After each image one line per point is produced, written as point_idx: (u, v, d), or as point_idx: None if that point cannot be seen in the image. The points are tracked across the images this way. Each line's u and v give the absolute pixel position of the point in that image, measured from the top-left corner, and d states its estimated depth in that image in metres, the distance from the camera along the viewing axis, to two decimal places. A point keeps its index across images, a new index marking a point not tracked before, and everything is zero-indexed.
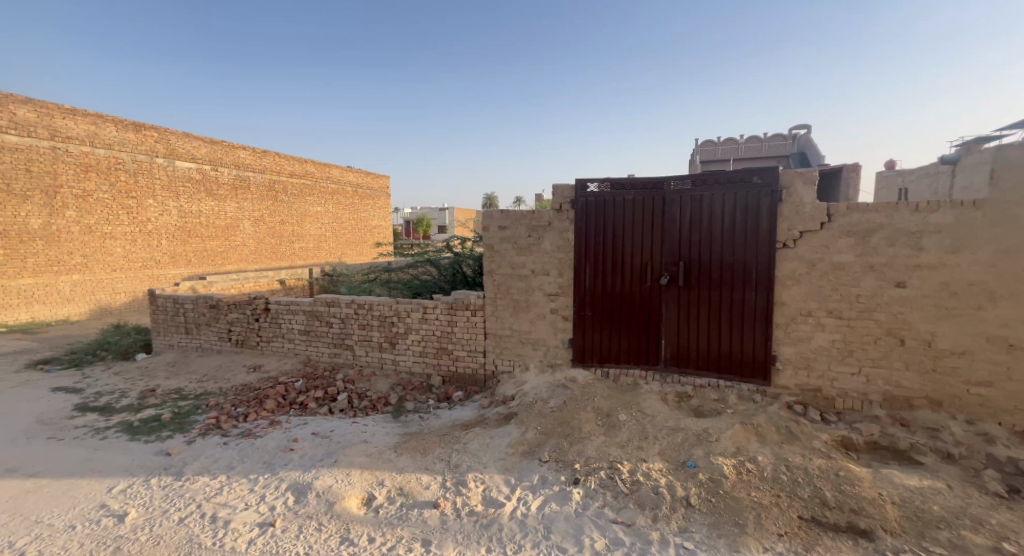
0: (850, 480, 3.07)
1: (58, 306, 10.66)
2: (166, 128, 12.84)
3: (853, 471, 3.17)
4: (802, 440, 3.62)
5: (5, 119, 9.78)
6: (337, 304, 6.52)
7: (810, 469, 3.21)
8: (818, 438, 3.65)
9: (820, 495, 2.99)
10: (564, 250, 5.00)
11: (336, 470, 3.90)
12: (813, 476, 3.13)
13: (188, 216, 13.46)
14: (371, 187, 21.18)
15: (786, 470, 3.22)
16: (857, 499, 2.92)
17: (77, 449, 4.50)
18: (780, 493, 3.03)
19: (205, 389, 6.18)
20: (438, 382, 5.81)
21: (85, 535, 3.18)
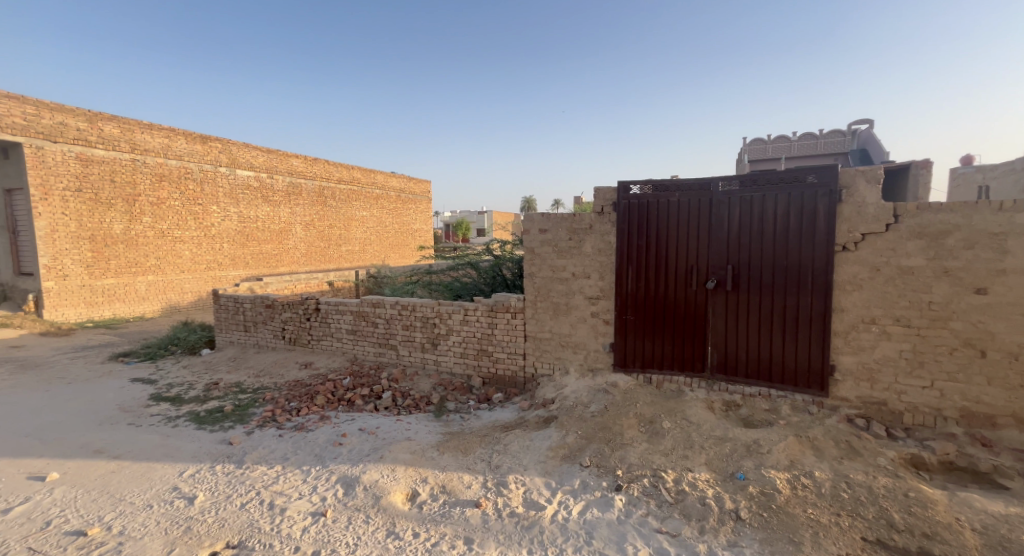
0: (922, 502, 2.89)
1: (136, 303, 11.59)
2: (229, 140, 13.70)
3: (925, 492, 2.98)
4: (865, 456, 3.43)
5: (94, 135, 10.76)
6: (382, 305, 6.75)
7: (875, 488, 3.04)
8: (883, 455, 3.45)
9: (887, 516, 2.83)
10: (606, 253, 4.97)
11: (382, 466, 4.04)
12: (879, 496, 2.97)
13: (247, 221, 14.28)
14: (414, 192, 21.72)
15: (848, 488, 3.06)
16: (930, 523, 2.74)
17: (151, 435, 4.88)
18: (841, 512, 2.89)
19: (262, 383, 6.55)
20: (478, 384, 5.90)
21: (160, 514, 3.45)
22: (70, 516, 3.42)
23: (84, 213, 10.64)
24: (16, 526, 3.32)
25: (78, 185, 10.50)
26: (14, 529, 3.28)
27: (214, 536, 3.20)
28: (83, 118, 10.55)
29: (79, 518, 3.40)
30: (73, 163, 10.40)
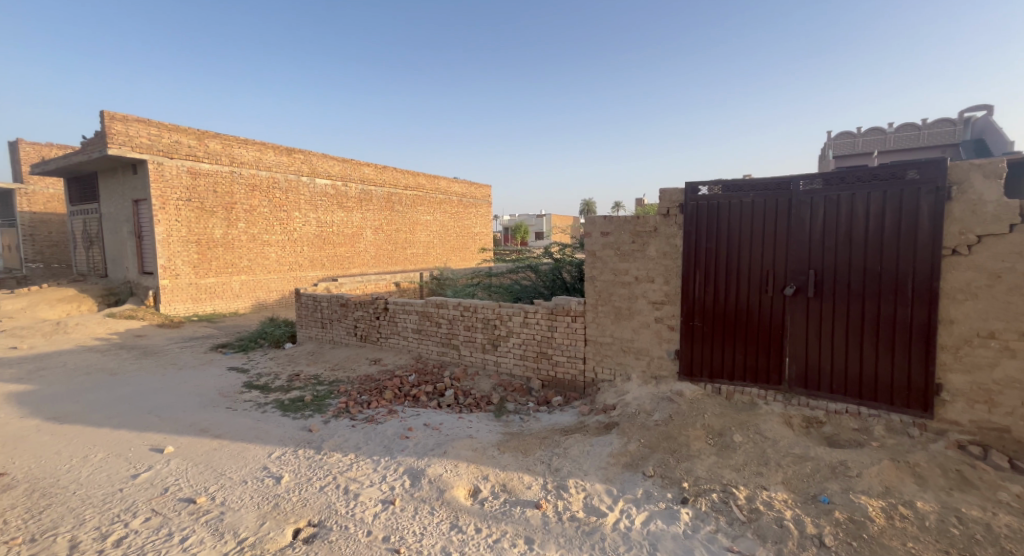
0: None
1: (231, 300, 12.81)
2: (310, 151, 14.76)
3: None
4: (981, 490, 3.09)
5: (201, 151, 12.06)
6: (445, 306, 7.01)
7: (993, 527, 2.74)
8: (1004, 490, 3.09)
9: None
10: (671, 256, 4.86)
11: (446, 461, 4.21)
12: (997, 536, 2.68)
13: (324, 226, 15.29)
14: (475, 197, 22.21)
15: (958, 524, 2.79)
16: None
17: (244, 418, 5.41)
18: (948, 549, 2.64)
19: (337, 377, 7.02)
20: (537, 386, 5.97)
21: (254, 489, 3.83)
22: (182, 485, 3.89)
23: (192, 220, 11.94)
24: (140, 490, 3.82)
25: (188, 196, 11.82)
26: (140, 493, 3.78)
27: (299, 514, 3.50)
28: (193, 136, 11.89)
29: (190, 487, 3.85)
30: (184, 176, 11.74)
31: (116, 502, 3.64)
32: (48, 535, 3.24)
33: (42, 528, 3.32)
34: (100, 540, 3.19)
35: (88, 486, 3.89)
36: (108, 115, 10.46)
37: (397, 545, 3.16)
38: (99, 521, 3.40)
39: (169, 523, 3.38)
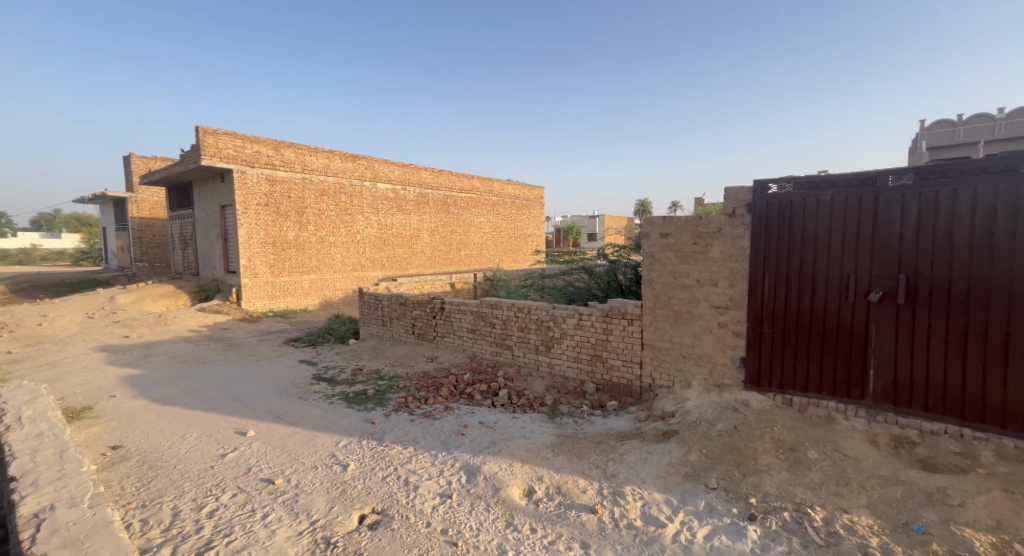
0: None
1: (302, 298, 13.65)
2: (373, 157, 15.39)
3: None
4: None
5: (278, 159, 12.94)
6: (500, 307, 7.06)
7: None
8: None
9: None
10: (736, 259, 4.62)
11: (500, 459, 4.24)
12: None
13: (385, 229, 15.89)
14: (529, 199, 22.19)
15: None
16: None
17: (314, 408, 5.73)
18: None
19: (396, 372, 7.28)
20: (591, 390, 5.86)
21: (323, 475, 4.05)
22: (263, 466, 4.18)
23: (268, 223, 12.83)
24: (227, 468, 4.15)
25: (266, 201, 12.73)
26: (227, 470, 4.10)
27: (364, 501, 3.65)
28: (271, 146, 12.79)
29: (269, 468, 4.14)
30: (263, 183, 12.66)
31: (208, 477, 3.98)
32: (155, 503, 3.60)
33: (149, 496, 3.70)
34: (195, 510, 3.50)
35: (184, 461, 4.28)
36: (202, 130, 11.51)
37: (454, 538, 3.21)
38: (194, 494, 3.73)
39: (251, 500, 3.64)
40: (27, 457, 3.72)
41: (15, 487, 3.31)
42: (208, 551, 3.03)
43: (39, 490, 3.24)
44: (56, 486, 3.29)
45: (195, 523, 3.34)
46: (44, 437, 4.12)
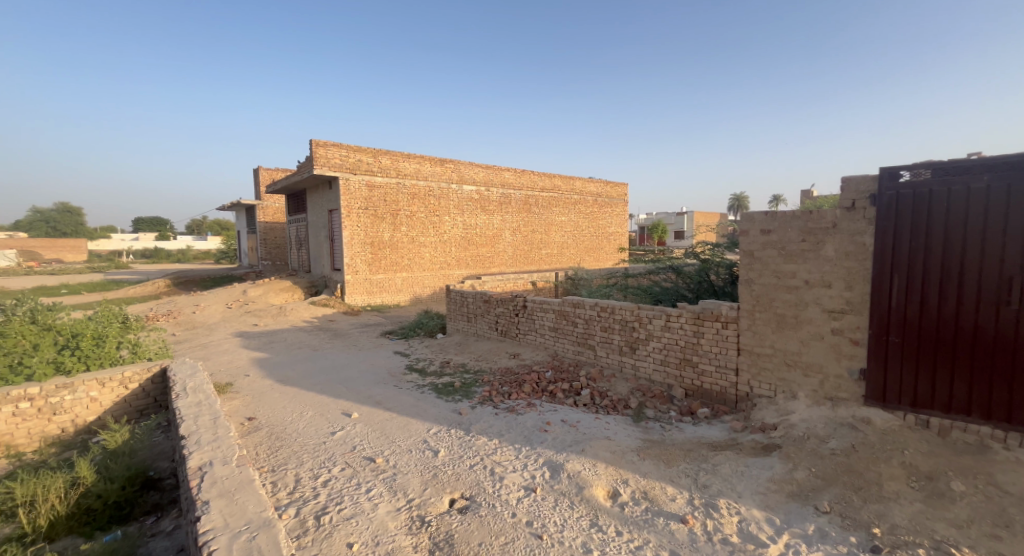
0: None
1: (395, 294, 14.61)
2: (459, 161, 15.97)
3: None
4: None
5: (375, 166, 13.95)
6: (582, 306, 7.01)
7: None
8: None
9: None
10: (855, 258, 4.17)
11: (584, 458, 4.22)
12: None
13: (470, 228, 16.41)
14: (612, 196, 21.43)
15: None
16: None
17: (408, 396, 6.12)
18: None
19: (481, 367, 7.53)
20: (679, 396, 5.59)
21: (417, 458, 4.31)
22: (366, 445, 4.56)
23: (367, 225, 13.87)
24: (337, 445, 4.57)
25: (366, 205, 13.79)
26: (336, 447, 4.52)
27: (453, 486, 3.83)
28: (370, 154, 13.83)
29: (371, 448, 4.50)
30: (363, 189, 13.72)
31: (322, 451, 4.42)
32: (281, 469, 4.10)
33: (276, 463, 4.20)
34: (312, 479, 3.91)
35: (302, 435, 4.79)
36: (313, 142, 12.77)
37: (539, 531, 3.25)
38: (311, 465, 4.17)
39: (357, 475, 3.98)
40: (190, 420, 4.39)
41: (185, 444, 3.93)
42: (323, 516, 3.37)
43: (201, 447, 3.82)
44: (211, 445, 3.86)
45: (312, 490, 3.73)
46: (202, 404, 4.83)
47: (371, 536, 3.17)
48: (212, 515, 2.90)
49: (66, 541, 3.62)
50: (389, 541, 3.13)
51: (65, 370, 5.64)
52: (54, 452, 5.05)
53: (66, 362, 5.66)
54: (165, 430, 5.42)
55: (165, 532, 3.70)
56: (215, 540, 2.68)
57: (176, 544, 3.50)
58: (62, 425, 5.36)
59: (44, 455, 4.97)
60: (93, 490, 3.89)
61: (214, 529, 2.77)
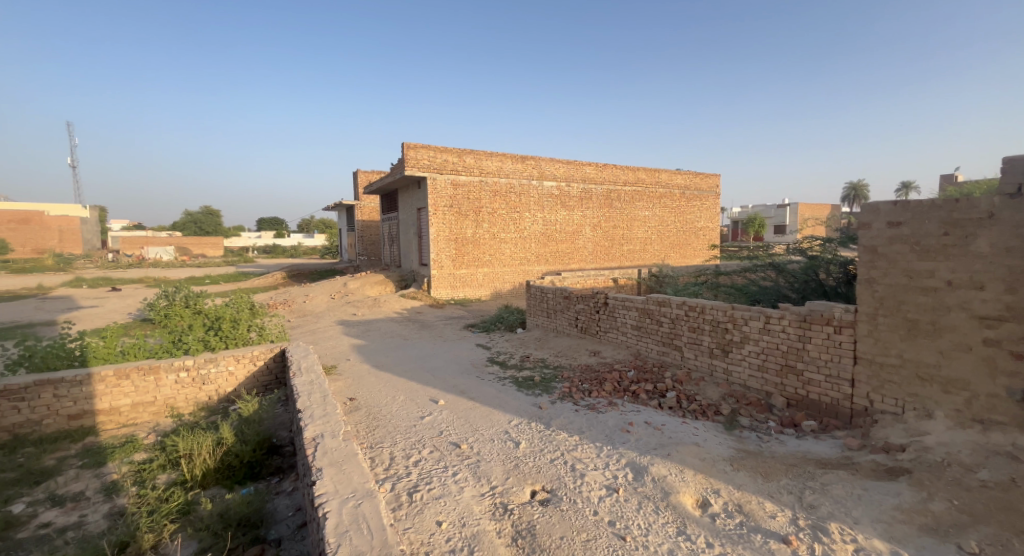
0: None
1: (477, 288, 15.05)
2: (540, 157, 15.93)
3: None
4: None
5: (460, 165, 14.43)
6: (668, 305, 6.68)
7: None
8: None
9: None
10: (1017, 254, 3.54)
11: (670, 463, 4.01)
12: None
13: (549, 224, 16.32)
14: (701, 187, 19.96)
15: None
16: None
17: (489, 387, 6.24)
18: None
19: (560, 362, 7.46)
20: (779, 405, 5.11)
21: (500, 448, 4.38)
22: (452, 431, 4.71)
23: (452, 222, 14.43)
24: (425, 429, 4.78)
25: (450, 203, 14.35)
26: (424, 431, 4.73)
27: (535, 479, 3.82)
28: (455, 154, 14.33)
29: (456, 434, 4.65)
30: (448, 187, 14.27)
31: (412, 433, 4.65)
32: (378, 447, 4.37)
33: (373, 441, 4.49)
34: (404, 459, 4.12)
35: (395, 417, 5.08)
36: (405, 145, 13.53)
37: (622, 532, 3.14)
38: (404, 445, 4.39)
39: (444, 458, 4.12)
40: (305, 396, 4.84)
41: (301, 417, 4.35)
42: (414, 493, 3.53)
43: (315, 421, 4.20)
44: (322, 420, 4.22)
45: (405, 468, 3.94)
46: (313, 382, 5.30)
47: (458, 517, 3.26)
48: (324, 482, 3.17)
49: (213, 490, 4.15)
50: (474, 524, 3.19)
51: (211, 347, 6.52)
52: (203, 415, 5.79)
53: (211, 341, 6.54)
54: (285, 403, 5.89)
55: (286, 492, 4.08)
56: (327, 503, 2.93)
57: (296, 504, 3.87)
58: (210, 394, 6.12)
59: (196, 417, 5.73)
60: (232, 449, 4.38)
61: (326, 494, 3.02)
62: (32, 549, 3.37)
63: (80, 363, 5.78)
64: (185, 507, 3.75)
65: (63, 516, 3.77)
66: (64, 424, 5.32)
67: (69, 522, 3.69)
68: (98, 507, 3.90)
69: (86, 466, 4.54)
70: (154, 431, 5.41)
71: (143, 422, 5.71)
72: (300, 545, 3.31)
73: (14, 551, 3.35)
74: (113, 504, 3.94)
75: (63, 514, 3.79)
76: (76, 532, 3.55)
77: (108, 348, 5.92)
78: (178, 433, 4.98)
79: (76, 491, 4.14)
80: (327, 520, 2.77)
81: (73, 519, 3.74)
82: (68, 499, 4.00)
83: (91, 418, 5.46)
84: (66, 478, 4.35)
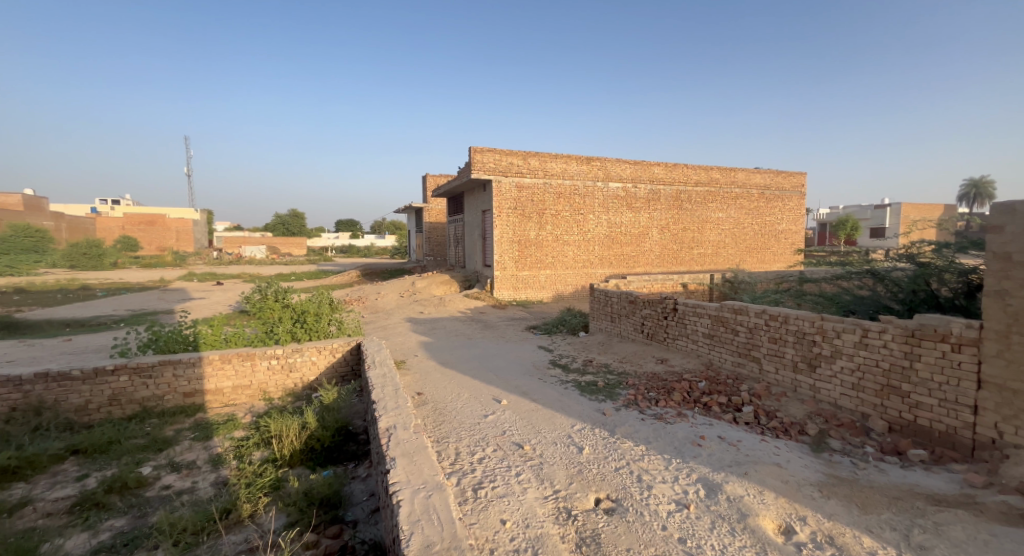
0: None
1: (539, 290, 15.04)
2: (606, 157, 15.60)
3: None
4: None
5: (524, 168, 14.53)
6: (746, 313, 6.26)
7: None
8: None
9: None
10: None
11: (747, 483, 3.73)
12: None
13: (614, 227, 15.93)
14: (783, 187, 18.57)
15: None
16: None
17: (551, 390, 6.17)
18: None
19: (625, 368, 7.22)
20: (878, 429, 4.58)
21: (565, 451, 4.30)
22: (515, 431, 4.70)
23: (516, 225, 14.57)
24: (489, 427, 4.81)
25: (515, 205, 14.50)
26: (489, 429, 4.76)
27: (599, 486, 3.70)
28: (520, 157, 14.46)
29: (519, 434, 4.63)
30: (513, 190, 14.43)
31: (477, 431, 4.69)
32: (444, 441, 4.45)
33: (440, 435, 4.58)
34: (468, 455, 4.16)
35: (460, 414, 5.15)
36: (472, 149, 13.86)
37: (695, 552, 2.95)
38: (468, 441, 4.44)
39: (507, 458, 4.11)
40: (379, 389, 5.05)
41: (376, 408, 4.53)
42: (479, 490, 3.55)
43: (388, 412, 4.36)
44: (395, 412, 4.37)
45: (470, 465, 3.98)
46: (386, 375, 5.52)
47: (521, 517, 3.23)
48: (397, 471, 3.27)
49: (299, 469, 4.42)
50: (538, 526, 3.14)
51: (297, 338, 7.00)
52: (290, 400, 6.22)
53: (298, 333, 7.02)
54: (359, 394, 6.17)
55: (361, 477, 4.26)
56: (400, 491, 3.02)
57: (370, 489, 4.02)
58: (296, 381, 6.56)
59: (284, 401, 6.17)
60: (315, 434, 4.66)
61: (399, 483, 3.11)
62: (157, 508, 3.78)
63: (193, 348, 6.44)
64: (275, 483, 4.02)
65: (180, 481, 4.19)
66: (180, 401, 5.92)
67: (184, 487, 4.09)
68: (206, 475, 4.30)
69: (197, 438, 5.02)
70: (251, 412, 5.88)
71: (241, 403, 6.22)
72: (373, 529, 3.43)
73: (143, 508, 3.79)
74: (218, 474, 4.32)
75: (180, 479, 4.22)
76: (189, 496, 3.94)
77: (215, 335, 6.55)
78: (269, 414, 5.38)
79: (190, 459, 4.59)
80: (401, 507, 2.85)
81: (187, 484, 4.15)
82: (183, 466, 4.45)
83: (200, 397, 6.03)
84: (182, 447, 4.83)
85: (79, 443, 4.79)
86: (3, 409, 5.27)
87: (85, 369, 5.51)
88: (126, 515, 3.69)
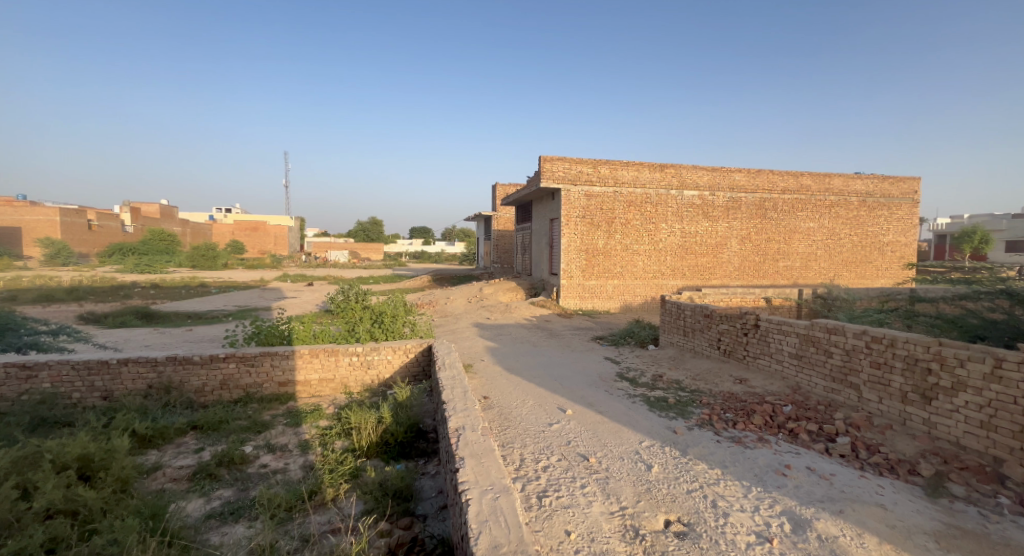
0: None
1: (606, 300, 14.73)
2: (681, 164, 14.96)
3: None
4: None
5: (593, 176, 14.35)
6: (842, 333, 5.68)
7: None
8: None
9: None
10: None
11: (843, 523, 3.35)
12: None
13: (688, 236, 15.22)
14: (889, 195, 16.74)
15: None
16: None
17: (618, 403, 5.97)
18: None
19: (698, 386, 6.80)
20: (1017, 478, 3.92)
21: (635, 468, 4.11)
22: (580, 442, 4.59)
23: (584, 233, 14.43)
24: (554, 436, 4.73)
25: (584, 214, 14.37)
26: (554, 437, 4.69)
27: (669, 507, 3.50)
28: (590, 165, 14.32)
29: (585, 446, 4.51)
30: (582, 199, 14.32)
31: (542, 439, 4.63)
32: (509, 446, 4.45)
33: (505, 440, 4.58)
34: (533, 461, 4.12)
35: (525, 421, 5.11)
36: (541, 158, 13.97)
37: None
38: (533, 448, 4.40)
39: (572, 469, 4.01)
40: (449, 390, 5.15)
41: (445, 407, 4.62)
42: (544, 497, 3.50)
43: (456, 413, 4.44)
44: (463, 413, 4.43)
45: (534, 471, 3.93)
46: (456, 377, 5.63)
47: (587, 530, 3.13)
48: (466, 470, 3.30)
49: (375, 460, 4.61)
50: (604, 541, 3.03)
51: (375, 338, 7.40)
52: (367, 395, 6.53)
53: (376, 333, 7.38)
54: (429, 393, 6.33)
55: (431, 474, 4.35)
56: (469, 491, 3.04)
57: (439, 487, 4.08)
58: (373, 378, 6.88)
59: (362, 396, 6.48)
60: (390, 428, 4.86)
61: (468, 482, 3.14)
62: (256, 483, 4.11)
63: (287, 342, 6.98)
64: (354, 471, 4.21)
65: (274, 462, 4.53)
66: (276, 389, 6.43)
67: (278, 467, 4.42)
68: (296, 458, 4.61)
69: (289, 424, 5.41)
70: (334, 404, 6.25)
71: (326, 395, 6.63)
72: (442, 525, 3.48)
73: (245, 482, 4.13)
74: (306, 458, 4.61)
75: (274, 460, 4.56)
76: (282, 475, 4.25)
77: (306, 331, 7.06)
78: (350, 407, 5.68)
79: (283, 442, 4.95)
80: (470, 506, 2.87)
81: (280, 465, 4.47)
82: (277, 447, 4.81)
83: (293, 387, 6.51)
84: (276, 431, 5.23)
85: (197, 420, 5.35)
86: (141, 386, 6.01)
87: (204, 355, 6.16)
88: (232, 487, 4.06)
